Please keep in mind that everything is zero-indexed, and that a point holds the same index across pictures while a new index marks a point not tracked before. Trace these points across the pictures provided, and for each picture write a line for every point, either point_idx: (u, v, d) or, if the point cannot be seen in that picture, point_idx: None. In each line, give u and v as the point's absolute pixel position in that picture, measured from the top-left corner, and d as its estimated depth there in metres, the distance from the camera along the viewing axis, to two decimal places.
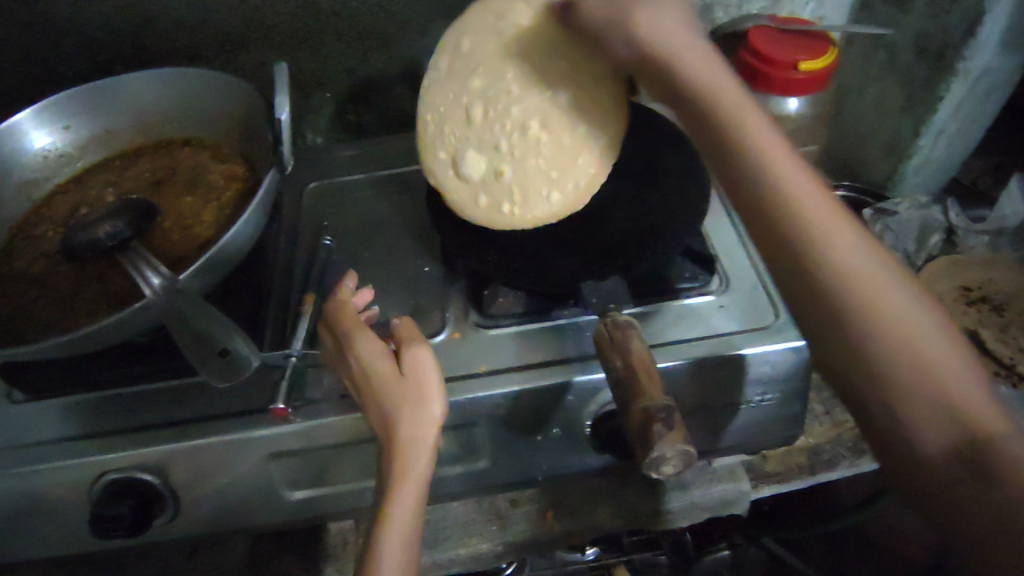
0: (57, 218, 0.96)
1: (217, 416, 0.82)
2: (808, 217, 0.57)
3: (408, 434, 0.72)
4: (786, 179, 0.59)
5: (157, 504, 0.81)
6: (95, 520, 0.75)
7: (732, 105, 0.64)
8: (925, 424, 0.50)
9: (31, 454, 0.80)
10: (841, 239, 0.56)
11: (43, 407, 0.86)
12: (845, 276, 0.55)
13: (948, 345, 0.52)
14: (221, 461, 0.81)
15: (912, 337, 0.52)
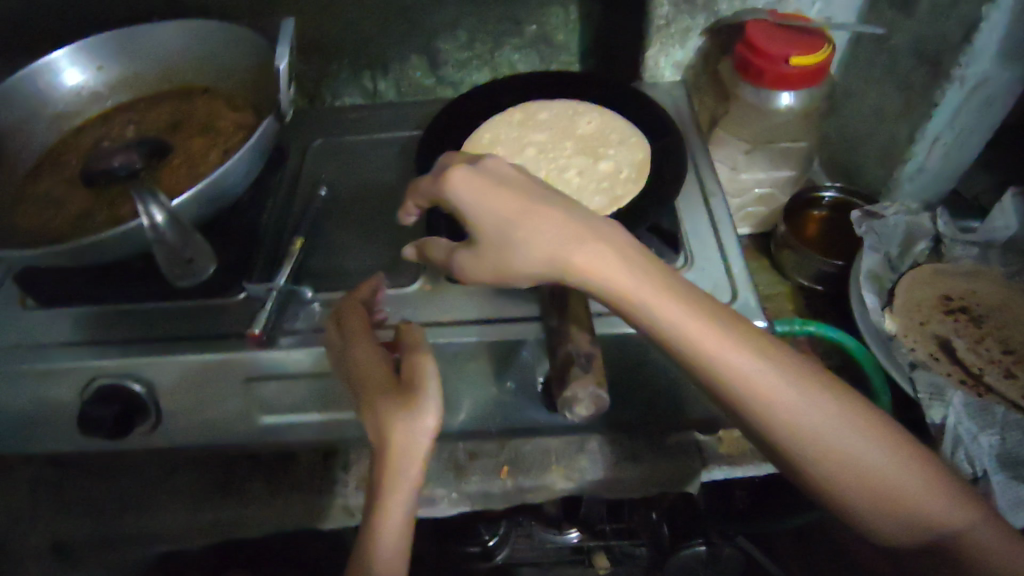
0: (81, 149, 1.05)
1: (200, 337, 0.90)
2: (767, 386, 0.69)
3: (402, 444, 0.72)
4: (743, 358, 0.69)
5: (139, 414, 0.88)
6: (83, 419, 0.83)
7: (694, 312, 0.70)
8: (899, 532, 0.68)
9: (35, 354, 0.89)
10: (795, 392, 0.69)
11: (51, 314, 0.95)
12: (816, 431, 0.68)
13: (844, 433, 0.68)
14: (199, 379, 0.88)
15: (811, 432, 0.68)
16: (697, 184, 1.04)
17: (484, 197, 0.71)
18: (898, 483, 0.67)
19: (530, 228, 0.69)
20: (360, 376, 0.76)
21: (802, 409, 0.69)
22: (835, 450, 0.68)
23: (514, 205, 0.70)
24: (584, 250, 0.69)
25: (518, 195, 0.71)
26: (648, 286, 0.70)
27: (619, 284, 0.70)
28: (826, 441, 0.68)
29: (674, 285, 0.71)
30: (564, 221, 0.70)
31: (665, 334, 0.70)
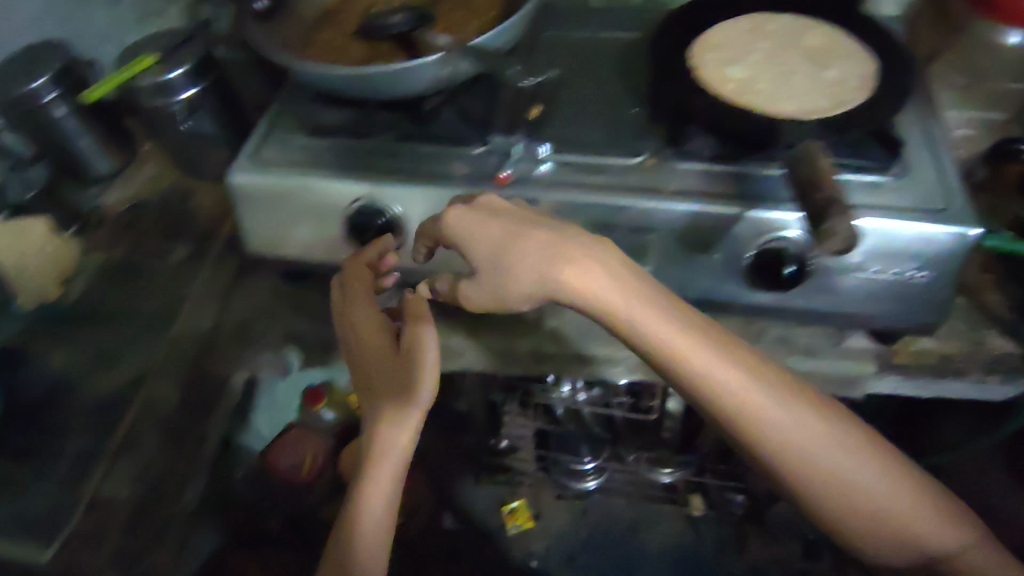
0: (358, 12, 1.21)
1: (446, 176, 1.03)
2: (802, 458, 0.87)
3: (385, 437, 0.99)
4: (792, 434, 0.87)
5: (389, 232, 1.06)
6: (353, 217, 1.06)
7: (742, 370, 0.87)
8: (897, 552, 0.92)
9: (311, 170, 1.07)
10: (844, 456, 0.88)
11: (317, 141, 1.11)
12: (851, 484, 0.88)
13: (867, 473, 0.89)
14: (447, 210, 1.03)
15: (843, 480, 0.88)
16: (914, 108, 1.10)
17: (472, 227, 0.91)
18: (905, 516, 0.90)
19: (508, 270, 0.90)
20: (358, 336, 1.03)
21: (842, 460, 0.88)
22: (856, 500, 0.89)
23: (492, 239, 0.90)
24: (592, 274, 0.87)
25: (500, 224, 0.90)
26: (651, 311, 0.87)
27: (660, 325, 0.87)
28: (848, 493, 0.88)
29: (710, 340, 0.87)
30: (585, 250, 0.88)
31: (659, 358, 0.88)
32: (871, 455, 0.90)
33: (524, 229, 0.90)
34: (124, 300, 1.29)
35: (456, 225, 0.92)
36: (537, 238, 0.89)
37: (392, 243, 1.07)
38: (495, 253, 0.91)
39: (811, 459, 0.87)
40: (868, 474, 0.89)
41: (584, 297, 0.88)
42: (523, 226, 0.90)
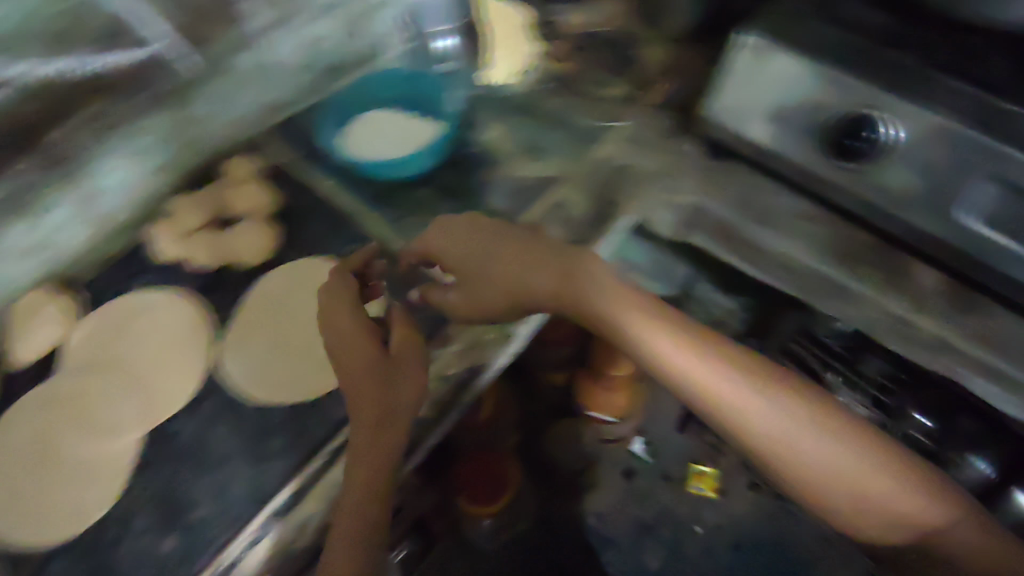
0: None
1: (976, 116, 0.87)
2: (776, 433, 0.94)
3: (382, 424, 0.90)
4: (747, 404, 0.95)
5: (869, 152, 0.95)
6: (849, 125, 0.96)
7: (644, 320, 1.00)
8: (903, 533, 0.92)
9: (828, 52, 0.96)
10: (760, 399, 0.95)
11: (831, 23, 0.99)
12: (808, 465, 0.93)
13: (829, 450, 0.94)
14: (954, 152, 0.89)
15: (812, 467, 0.93)
16: None
17: (465, 234, 1.07)
18: (860, 473, 0.92)
19: (487, 267, 1.03)
20: (342, 346, 0.98)
21: (753, 405, 0.95)
22: (835, 475, 0.93)
23: (473, 241, 1.06)
24: (596, 291, 1.01)
25: (481, 236, 1.06)
26: (647, 326, 0.99)
27: (666, 330, 0.99)
28: (821, 465, 0.93)
29: (611, 296, 1.01)
30: (628, 296, 1.03)
31: (692, 400, 0.97)
32: (819, 424, 0.95)
33: (492, 230, 1.06)
34: (566, 112, 1.36)
35: (436, 241, 1.08)
36: (495, 241, 1.05)
37: (377, 249, 1.13)
38: (498, 236, 1.06)
39: (755, 434, 0.94)
40: (815, 437, 0.94)
41: (624, 331, 1.00)
42: (496, 227, 1.06)
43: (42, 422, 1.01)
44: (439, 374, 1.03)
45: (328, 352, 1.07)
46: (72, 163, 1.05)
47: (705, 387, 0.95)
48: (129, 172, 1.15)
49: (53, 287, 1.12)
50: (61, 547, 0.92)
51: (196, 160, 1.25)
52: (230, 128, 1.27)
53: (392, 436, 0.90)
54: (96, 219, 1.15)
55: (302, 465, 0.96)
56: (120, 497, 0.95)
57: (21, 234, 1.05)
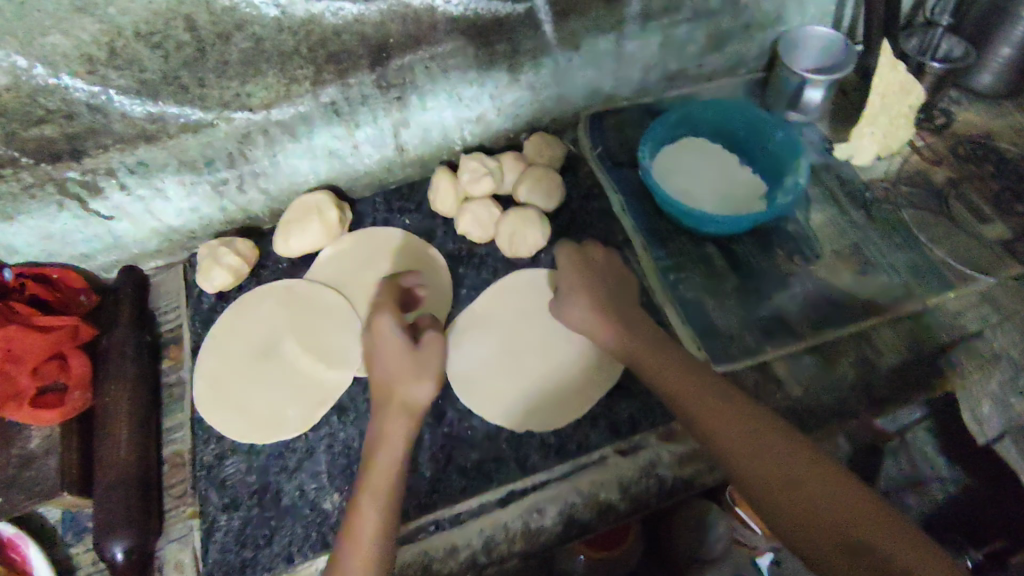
0: None
1: None
2: (807, 512, 0.67)
3: (379, 477, 0.80)
4: (780, 477, 0.70)
5: None
6: None
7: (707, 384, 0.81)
8: None
9: None
10: (815, 488, 0.68)
11: None
12: (844, 543, 0.64)
13: (864, 523, 0.65)
14: None
15: (841, 539, 0.64)
16: None
17: (569, 269, 0.99)
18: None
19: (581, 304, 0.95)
20: (378, 365, 0.88)
21: (789, 490, 0.69)
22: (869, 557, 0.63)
23: (577, 277, 0.98)
24: (688, 379, 0.83)
25: (578, 267, 0.99)
26: (786, 457, 0.72)
27: (761, 452, 0.73)
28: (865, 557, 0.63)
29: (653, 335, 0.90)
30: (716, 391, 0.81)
31: (808, 550, 0.67)
32: (839, 496, 0.67)
33: (600, 277, 0.98)
34: (916, 231, 1.12)
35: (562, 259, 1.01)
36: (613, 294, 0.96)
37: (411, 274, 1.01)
38: (613, 291, 0.97)
39: (782, 505, 0.69)
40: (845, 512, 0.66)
41: (747, 442, 0.74)
42: (607, 267, 1.00)
43: (275, 318, 1.05)
44: (648, 466, 0.92)
45: (554, 400, 0.97)
46: (399, 94, 1.03)
47: (748, 458, 0.73)
48: (443, 117, 1.11)
49: (329, 198, 1.10)
50: (248, 447, 0.95)
51: (506, 121, 1.17)
52: (547, 105, 1.18)
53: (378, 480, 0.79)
54: (393, 148, 1.13)
55: (479, 488, 0.91)
56: (310, 430, 0.95)
57: (330, 139, 1.06)
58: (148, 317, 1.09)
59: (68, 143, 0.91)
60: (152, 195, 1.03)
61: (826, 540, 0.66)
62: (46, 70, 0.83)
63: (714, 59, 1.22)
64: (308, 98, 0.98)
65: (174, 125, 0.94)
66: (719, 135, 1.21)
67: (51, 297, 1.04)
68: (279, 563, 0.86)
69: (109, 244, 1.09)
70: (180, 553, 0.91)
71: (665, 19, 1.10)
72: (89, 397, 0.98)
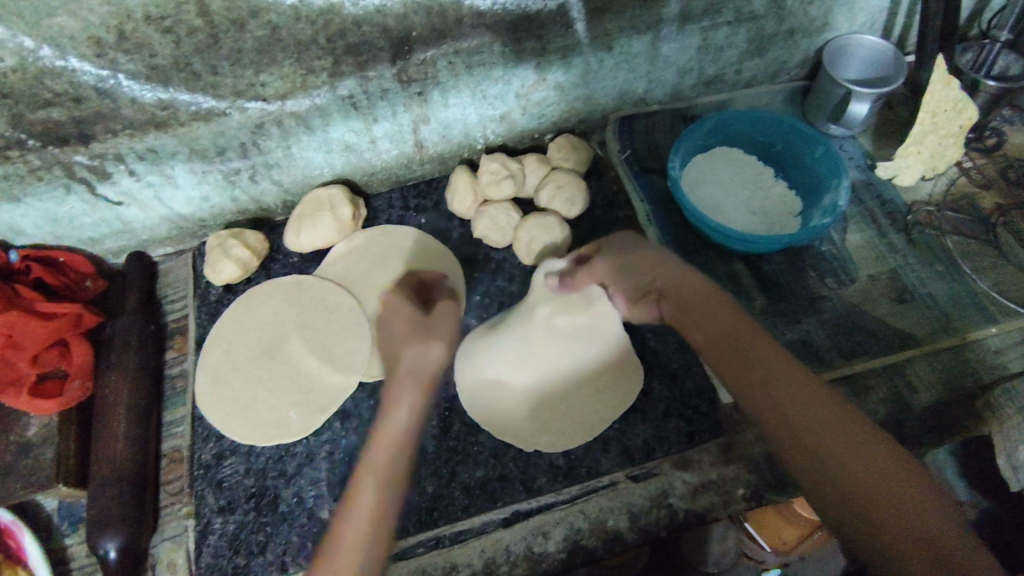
0: None
1: None
2: (777, 402, 0.71)
3: (392, 424, 0.72)
4: (758, 373, 0.74)
5: None
6: None
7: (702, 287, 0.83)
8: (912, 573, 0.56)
9: None
10: (790, 387, 0.72)
11: None
12: (802, 427, 0.69)
13: (823, 413, 0.69)
14: None
15: (804, 425, 0.69)
16: None
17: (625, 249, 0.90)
18: (855, 455, 0.65)
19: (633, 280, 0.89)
20: (420, 329, 0.83)
21: (768, 385, 0.73)
22: (823, 441, 0.67)
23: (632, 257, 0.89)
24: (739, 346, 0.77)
25: (641, 248, 0.89)
26: (768, 360, 0.75)
27: (813, 426, 0.68)
28: (819, 441, 0.67)
29: (653, 257, 0.87)
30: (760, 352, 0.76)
31: (773, 433, 0.71)
32: (812, 395, 0.71)
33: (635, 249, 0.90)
34: (958, 260, 1.06)
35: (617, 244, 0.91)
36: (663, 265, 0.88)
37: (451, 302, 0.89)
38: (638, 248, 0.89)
39: (763, 400, 0.73)
40: (810, 405, 0.70)
41: (796, 412, 0.70)
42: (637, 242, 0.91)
43: (282, 314, 1.02)
44: (659, 495, 0.88)
45: (552, 408, 0.92)
46: (419, 89, 0.99)
47: (735, 358, 0.77)
48: (465, 114, 1.06)
49: (343, 193, 1.06)
50: (247, 449, 0.92)
51: (531, 120, 1.13)
52: (575, 106, 1.13)
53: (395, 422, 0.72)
54: (412, 144, 1.09)
55: (483, 508, 0.87)
56: (312, 435, 0.92)
57: (347, 133, 1.02)
58: (153, 305, 1.07)
59: (76, 126, 0.88)
60: (162, 182, 1.00)
61: (791, 433, 0.69)
62: (53, 53, 0.80)
63: (754, 65, 1.16)
64: (326, 91, 0.95)
65: (185, 113, 0.91)
66: (756, 147, 1.15)
67: (57, 282, 1.02)
68: (272, 571, 0.83)
69: (118, 229, 1.06)
70: (172, 553, 0.88)
71: (705, 21, 1.03)
72: (89, 387, 0.96)
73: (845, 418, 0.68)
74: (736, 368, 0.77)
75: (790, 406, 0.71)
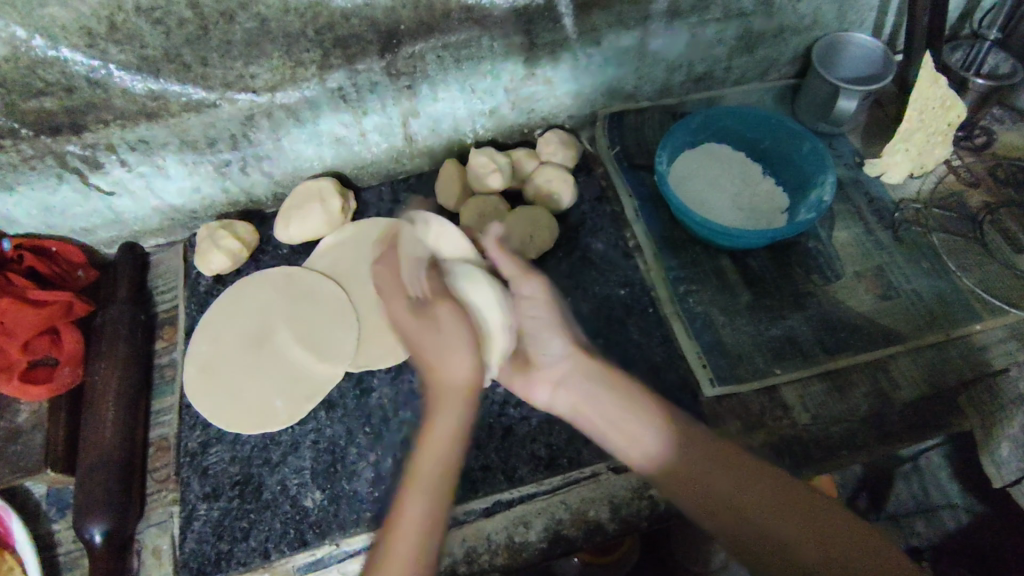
0: None
1: None
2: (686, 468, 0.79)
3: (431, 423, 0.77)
4: (654, 437, 0.82)
5: None
6: None
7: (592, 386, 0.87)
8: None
9: None
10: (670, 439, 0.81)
11: None
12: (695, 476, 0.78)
13: (725, 470, 0.77)
14: None
15: (706, 483, 0.77)
16: None
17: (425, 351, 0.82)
18: (762, 474, 0.76)
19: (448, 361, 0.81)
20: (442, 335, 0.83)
21: (664, 452, 0.81)
22: (732, 481, 0.76)
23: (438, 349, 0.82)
24: (684, 454, 0.80)
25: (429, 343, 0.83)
26: (664, 453, 0.81)
27: (729, 502, 0.76)
28: (733, 482, 0.77)
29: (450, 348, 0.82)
30: (704, 449, 0.80)
31: (687, 489, 0.78)
32: (697, 445, 0.81)
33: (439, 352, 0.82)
34: (944, 257, 1.06)
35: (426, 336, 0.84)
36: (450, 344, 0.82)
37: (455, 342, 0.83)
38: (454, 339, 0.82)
39: (677, 473, 0.79)
40: (712, 465, 0.78)
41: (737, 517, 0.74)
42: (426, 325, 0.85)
43: (270, 304, 1.02)
44: (641, 486, 0.89)
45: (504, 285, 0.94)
46: (408, 82, 1.00)
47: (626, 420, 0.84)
48: (455, 109, 1.07)
49: (333, 185, 1.07)
50: (233, 437, 0.93)
51: (521, 116, 1.14)
52: (565, 101, 1.14)
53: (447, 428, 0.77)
54: (402, 138, 1.10)
55: (464, 497, 0.88)
56: (297, 424, 0.93)
57: (336, 125, 1.03)
58: (144, 296, 1.09)
59: (68, 116, 0.89)
60: (154, 172, 1.01)
61: (702, 498, 0.77)
62: (45, 42, 0.81)
63: (744, 62, 1.17)
64: (315, 83, 0.96)
65: (176, 104, 0.92)
66: (744, 143, 1.15)
67: (50, 271, 1.03)
68: (255, 557, 0.84)
69: (110, 219, 1.07)
70: (158, 539, 0.90)
71: (693, 17, 1.04)
72: (79, 373, 0.97)
73: (742, 479, 0.76)
74: (656, 457, 0.81)
75: (698, 481, 0.78)
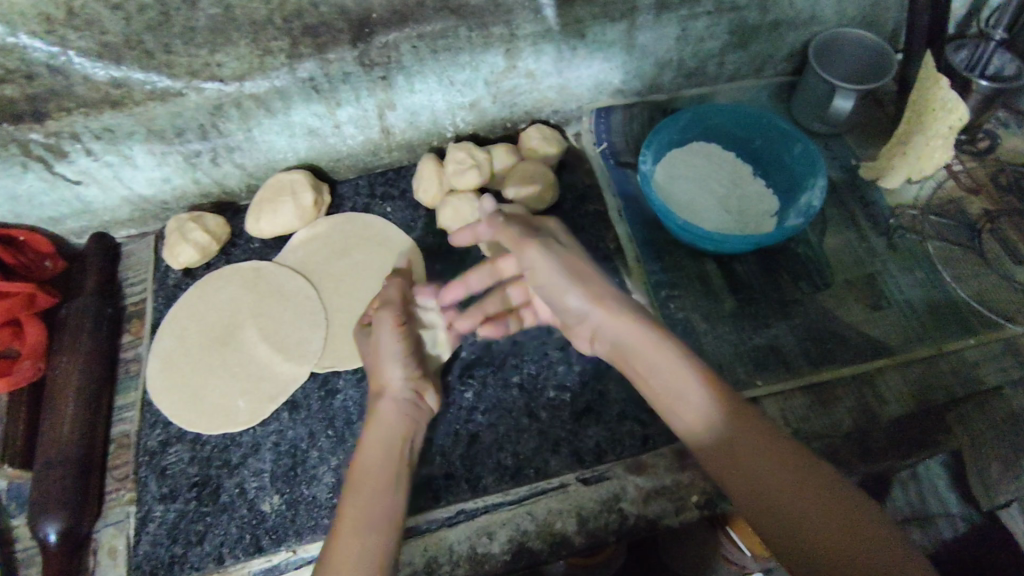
0: None
1: None
2: (710, 427, 0.68)
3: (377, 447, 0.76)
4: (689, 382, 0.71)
5: None
6: None
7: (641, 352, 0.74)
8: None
9: None
10: (700, 395, 0.70)
11: None
12: (725, 437, 0.67)
13: (749, 429, 0.66)
14: None
15: (730, 441, 0.66)
16: None
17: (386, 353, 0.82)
18: (775, 451, 0.64)
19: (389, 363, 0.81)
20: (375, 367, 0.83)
21: (698, 399, 0.70)
22: (757, 450, 0.64)
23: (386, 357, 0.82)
24: (715, 413, 0.68)
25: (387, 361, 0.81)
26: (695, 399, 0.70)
27: (751, 460, 0.64)
28: (757, 450, 0.64)
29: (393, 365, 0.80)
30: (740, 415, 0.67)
31: (710, 445, 0.68)
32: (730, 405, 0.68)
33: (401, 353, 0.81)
34: (939, 266, 1.02)
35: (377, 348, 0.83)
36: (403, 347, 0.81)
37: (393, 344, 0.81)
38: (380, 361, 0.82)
39: (711, 426, 0.68)
40: (743, 423, 0.67)
41: (761, 494, 0.62)
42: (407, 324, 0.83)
43: (239, 301, 1.00)
44: (611, 499, 0.85)
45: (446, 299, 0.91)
46: (383, 73, 0.96)
47: (666, 385, 0.72)
48: (433, 101, 1.04)
49: (305, 178, 1.04)
50: (194, 436, 0.91)
51: (504, 109, 1.10)
52: (548, 95, 1.10)
53: (376, 523, 0.67)
54: (378, 131, 1.06)
55: (426, 506, 0.85)
56: (258, 425, 0.91)
57: (309, 116, 1.00)
58: (114, 288, 1.06)
59: (29, 102, 0.86)
60: (121, 162, 0.98)
61: (724, 452, 0.66)
62: (3, 28, 0.79)
63: (737, 58, 1.12)
64: (285, 73, 0.91)
65: (140, 91, 0.89)
66: (735, 142, 1.11)
67: (15, 261, 1.01)
68: (208, 562, 0.82)
69: (79, 209, 1.05)
70: (114, 539, 0.88)
71: (683, 10, 0.99)
72: (40, 367, 0.95)
73: (769, 442, 0.65)
74: (697, 398, 0.70)
75: (729, 435, 0.66)
